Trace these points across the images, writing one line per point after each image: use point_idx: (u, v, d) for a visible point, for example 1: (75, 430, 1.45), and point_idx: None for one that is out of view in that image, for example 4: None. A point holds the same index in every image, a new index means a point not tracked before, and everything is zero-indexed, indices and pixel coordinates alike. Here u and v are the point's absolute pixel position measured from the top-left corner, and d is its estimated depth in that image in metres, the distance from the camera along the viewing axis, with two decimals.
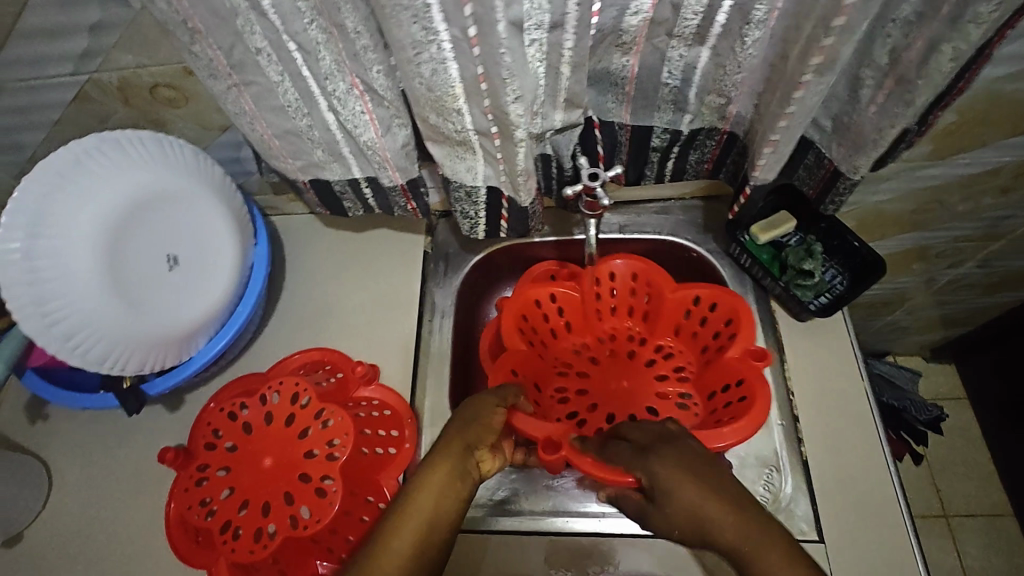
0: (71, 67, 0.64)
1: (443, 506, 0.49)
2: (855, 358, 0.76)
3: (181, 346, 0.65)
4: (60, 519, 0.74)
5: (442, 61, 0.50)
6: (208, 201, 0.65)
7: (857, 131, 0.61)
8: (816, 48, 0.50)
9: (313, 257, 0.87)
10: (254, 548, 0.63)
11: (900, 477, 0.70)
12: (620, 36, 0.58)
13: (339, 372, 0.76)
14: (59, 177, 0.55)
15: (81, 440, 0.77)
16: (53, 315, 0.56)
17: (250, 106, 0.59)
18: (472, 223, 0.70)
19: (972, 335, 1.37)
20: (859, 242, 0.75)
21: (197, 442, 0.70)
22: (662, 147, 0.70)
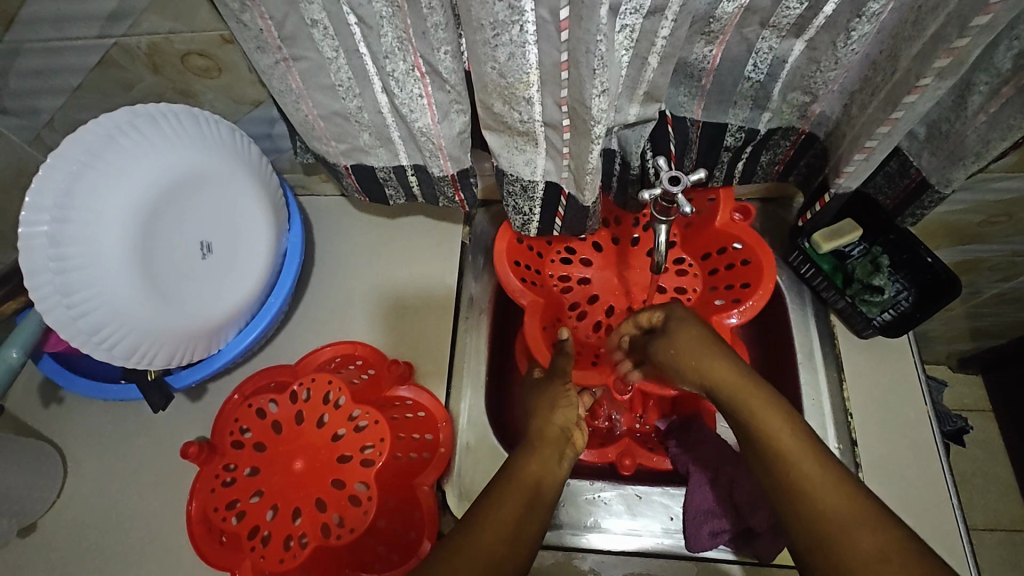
0: (96, 29, 0.58)
1: (538, 491, 0.55)
2: (919, 381, 0.72)
3: (211, 339, 0.61)
4: (73, 509, 0.70)
5: (522, 44, 0.45)
6: (243, 184, 0.61)
7: (957, 142, 0.56)
8: (945, 50, 0.46)
9: (342, 241, 0.81)
10: (283, 558, 0.60)
11: (963, 510, 0.67)
12: (709, 24, 0.52)
13: (372, 369, 0.71)
14: (87, 154, 0.50)
15: (97, 426, 0.73)
16: (78, 307, 0.51)
17: (297, 84, 0.53)
18: (523, 220, 0.65)
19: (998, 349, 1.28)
20: (933, 258, 0.67)
21: (223, 438, 0.66)
22: (735, 146, 0.65)
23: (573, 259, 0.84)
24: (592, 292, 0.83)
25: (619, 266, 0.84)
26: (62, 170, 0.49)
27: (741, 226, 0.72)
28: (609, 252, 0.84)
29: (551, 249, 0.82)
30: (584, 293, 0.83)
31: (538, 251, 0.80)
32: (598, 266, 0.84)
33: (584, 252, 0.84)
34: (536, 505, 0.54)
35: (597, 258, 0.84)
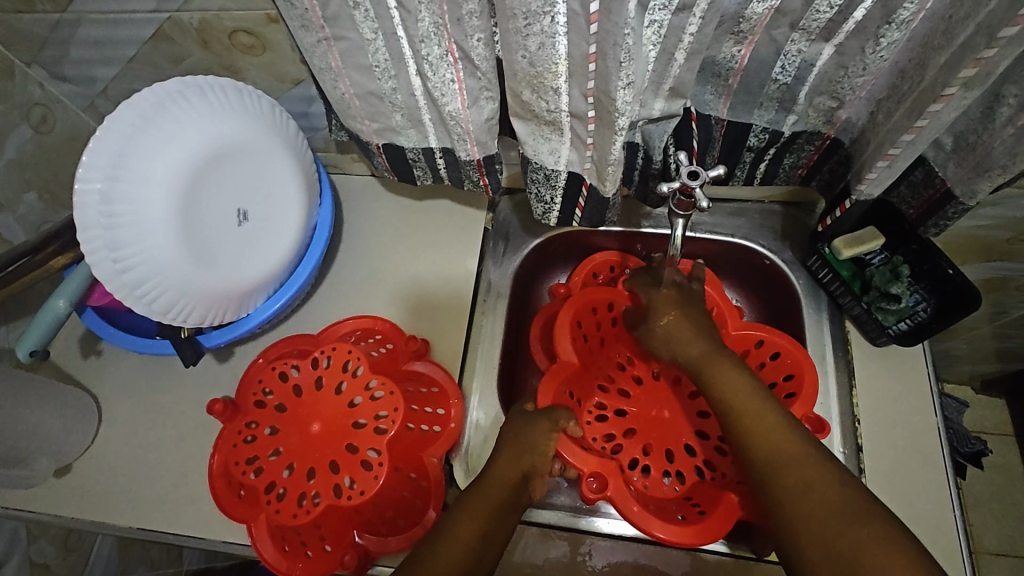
0: (152, 4, 0.61)
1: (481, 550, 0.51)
2: (932, 392, 0.72)
3: (241, 303, 0.64)
4: (104, 454, 0.74)
5: (553, 35, 0.46)
6: (279, 156, 0.64)
7: (983, 153, 0.56)
8: (972, 59, 0.46)
9: (368, 220, 0.84)
10: (295, 512, 0.63)
11: (966, 522, 0.66)
12: (738, 23, 0.53)
13: (390, 343, 0.73)
14: (139, 119, 0.54)
15: (130, 379, 0.78)
16: (124, 262, 0.55)
17: (337, 63, 0.56)
18: (545, 209, 0.67)
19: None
20: (954, 270, 0.65)
21: (247, 398, 0.70)
22: (758, 147, 0.65)
23: (624, 369, 0.78)
24: (622, 410, 0.76)
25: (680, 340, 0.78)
26: (116, 132, 0.53)
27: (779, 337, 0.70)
28: (654, 387, 0.77)
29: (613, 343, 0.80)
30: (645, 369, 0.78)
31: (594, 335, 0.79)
32: (640, 392, 0.77)
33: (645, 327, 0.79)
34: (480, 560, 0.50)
35: (645, 382, 0.77)
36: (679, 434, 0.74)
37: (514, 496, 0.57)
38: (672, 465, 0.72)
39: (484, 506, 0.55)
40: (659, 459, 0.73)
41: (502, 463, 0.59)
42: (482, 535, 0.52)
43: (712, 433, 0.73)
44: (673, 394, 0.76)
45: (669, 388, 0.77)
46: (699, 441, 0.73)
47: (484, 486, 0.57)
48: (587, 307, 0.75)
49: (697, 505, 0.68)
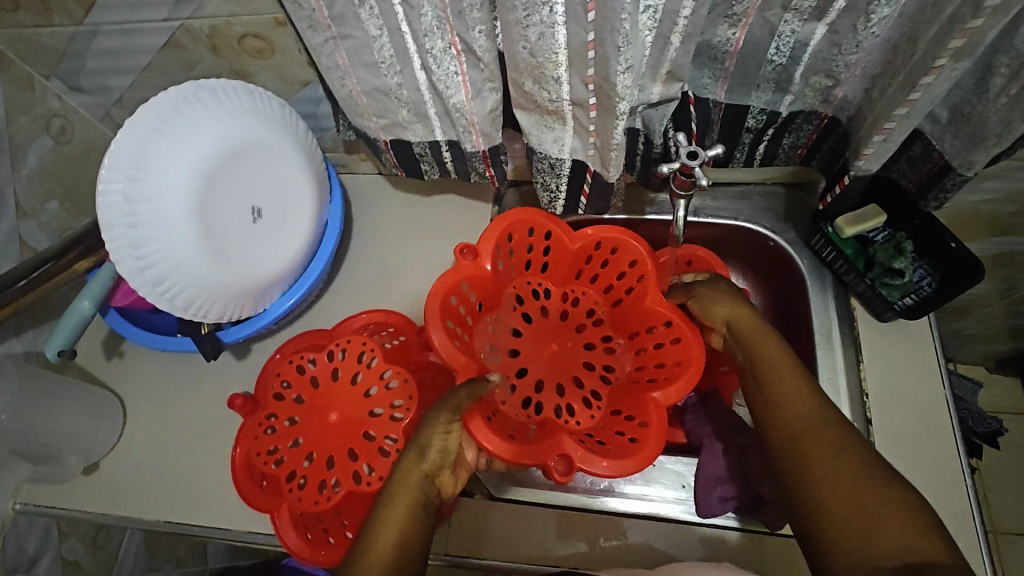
0: (165, 13, 0.64)
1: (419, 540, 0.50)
2: (939, 365, 0.73)
3: (256, 299, 0.66)
4: (130, 451, 0.77)
5: (551, 24, 0.48)
6: (291, 155, 0.66)
7: (979, 124, 0.57)
8: (960, 30, 0.47)
9: (378, 217, 0.86)
10: (317, 499, 0.66)
11: (977, 493, 0.67)
12: (731, 6, 0.54)
13: (402, 336, 0.75)
14: (157, 121, 0.56)
15: (153, 378, 0.80)
16: (147, 259, 0.57)
17: (344, 61, 0.58)
18: (551, 197, 0.69)
19: None
20: (956, 243, 0.67)
21: (266, 392, 0.72)
22: (756, 128, 0.67)
23: (500, 329, 0.74)
24: (520, 365, 0.73)
25: (563, 271, 0.76)
26: (136, 135, 0.55)
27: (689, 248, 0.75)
28: (540, 326, 0.76)
29: (486, 305, 0.73)
30: (515, 317, 0.75)
31: (462, 316, 0.70)
32: (522, 336, 0.75)
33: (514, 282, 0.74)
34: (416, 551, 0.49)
35: (523, 327, 0.76)
36: (575, 363, 0.76)
37: (430, 489, 0.53)
38: (586, 389, 0.74)
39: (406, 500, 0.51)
40: (572, 389, 0.73)
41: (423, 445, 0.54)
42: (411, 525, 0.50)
43: (596, 337, 0.77)
44: (552, 329, 0.76)
45: (545, 320, 0.77)
46: (591, 354, 0.76)
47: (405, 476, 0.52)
48: (459, 284, 0.67)
49: (623, 414, 0.70)
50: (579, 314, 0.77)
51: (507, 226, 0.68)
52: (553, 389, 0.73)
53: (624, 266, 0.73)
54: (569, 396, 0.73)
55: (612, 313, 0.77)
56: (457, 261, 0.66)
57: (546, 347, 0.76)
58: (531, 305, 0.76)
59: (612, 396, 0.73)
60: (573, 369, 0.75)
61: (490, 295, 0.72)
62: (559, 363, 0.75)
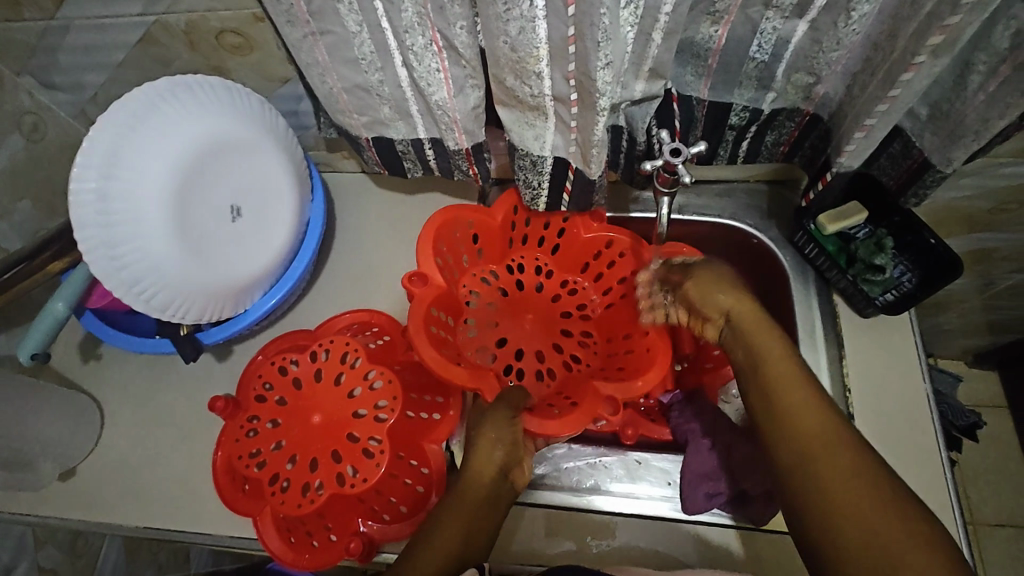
0: (139, 7, 0.62)
1: (473, 531, 0.58)
2: (919, 360, 0.73)
3: (237, 299, 0.66)
4: (108, 456, 0.75)
5: (532, 19, 0.48)
6: (270, 154, 0.65)
7: (957, 121, 0.57)
8: (938, 27, 0.48)
9: (361, 216, 0.85)
10: (301, 502, 0.65)
11: (958, 486, 0.68)
12: (713, 3, 0.54)
13: (386, 336, 0.74)
14: (132, 117, 0.55)
15: (131, 382, 0.78)
16: (122, 259, 0.56)
17: (323, 57, 0.57)
18: (533, 194, 0.68)
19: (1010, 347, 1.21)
20: (935, 239, 0.67)
21: (248, 394, 0.70)
22: (739, 125, 0.67)
23: (473, 326, 0.81)
24: (503, 335, 0.82)
25: (501, 248, 0.81)
26: (110, 132, 0.54)
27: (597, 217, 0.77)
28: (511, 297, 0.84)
29: (456, 315, 0.79)
30: (483, 306, 0.82)
31: (445, 332, 0.75)
32: (496, 311, 0.83)
33: (463, 281, 0.80)
34: (473, 543, 0.58)
35: (494, 312, 0.83)
36: (554, 323, 0.83)
37: (494, 488, 0.61)
38: (576, 335, 0.83)
39: (466, 505, 0.59)
40: (567, 343, 0.83)
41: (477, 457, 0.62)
42: (466, 534, 0.57)
43: (555, 290, 0.84)
44: (515, 302, 0.84)
45: (506, 298, 0.84)
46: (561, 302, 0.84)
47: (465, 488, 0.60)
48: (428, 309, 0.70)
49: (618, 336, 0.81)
50: (530, 277, 0.84)
51: (436, 229, 0.71)
52: (544, 351, 0.82)
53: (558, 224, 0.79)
54: (566, 352, 0.82)
55: (556, 265, 0.84)
56: (410, 289, 0.68)
57: (518, 313, 0.83)
58: (489, 293, 0.83)
59: (598, 326, 0.84)
60: (554, 326, 0.83)
61: (454, 304, 0.77)
62: (536, 319, 0.83)
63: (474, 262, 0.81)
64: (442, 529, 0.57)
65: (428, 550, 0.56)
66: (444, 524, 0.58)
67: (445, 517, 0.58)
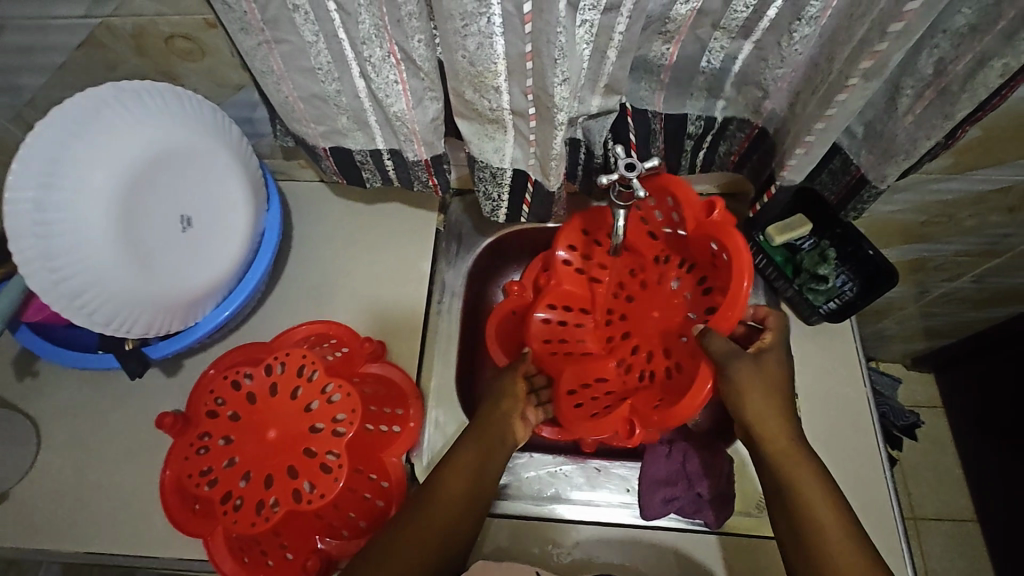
0: (82, 9, 0.60)
1: (463, 512, 0.59)
2: (860, 364, 0.77)
3: (188, 311, 0.63)
4: (45, 479, 0.71)
5: (490, 35, 0.49)
6: (223, 161, 0.63)
7: (889, 140, 0.61)
8: (869, 53, 0.51)
9: (319, 226, 0.83)
10: (254, 520, 0.63)
11: (896, 483, 0.72)
12: (664, 24, 0.56)
13: (345, 347, 0.73)
14: (75, 125, 0.53)
15: (71, 399, 0.74)
16: (61, 272, 0.54)
17: (278, 66, 0.56)
18: (493, 205, 0.69)
19: (943, 351, 1.29)
20: (873, 251, 0.71)
21: (198, 410, 0.68)
22: (696, 134, 0.69)
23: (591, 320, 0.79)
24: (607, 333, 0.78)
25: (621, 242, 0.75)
26: (51, 139, 0.52)
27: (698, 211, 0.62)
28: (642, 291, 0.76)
29: (573, 306, 0.78)
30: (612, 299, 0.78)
31: (559, 333, 0.78)
32: (642, 307, 0.75)
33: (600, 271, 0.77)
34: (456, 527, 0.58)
35: (614, 307, 0.78)
36: (649, 328, 0.74)
37: (492, 449, 0.64)
38: (671, 356, 0.71)
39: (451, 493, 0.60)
40: (658, 356, 0.73)
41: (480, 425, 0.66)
42: (453, 518, 0.58)
43: (685, 285, 0.72)
44: (652, 294, 0.75)
45: (633, 289, 0.76)
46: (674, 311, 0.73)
47: (459, 463, 0.62)
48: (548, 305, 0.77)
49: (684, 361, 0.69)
50: (656, 267, 0.74)
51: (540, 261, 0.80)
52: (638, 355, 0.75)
53: (639, 214, 0.72)
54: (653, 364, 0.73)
55: (675, 241, 0.71)
56: (506, 306, 0.81)
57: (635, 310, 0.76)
58: (609, 284, 0.77)
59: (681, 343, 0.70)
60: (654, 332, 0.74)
61: (563, 296, 0.77)
62: (660, 324, 0.73)
63: (597, 257, 0.77)
64: (426, 522, 0.57)
65: (406, 535, 0.57)
66: (427, 510, 0.58)
67: (430, 506, 0.59)
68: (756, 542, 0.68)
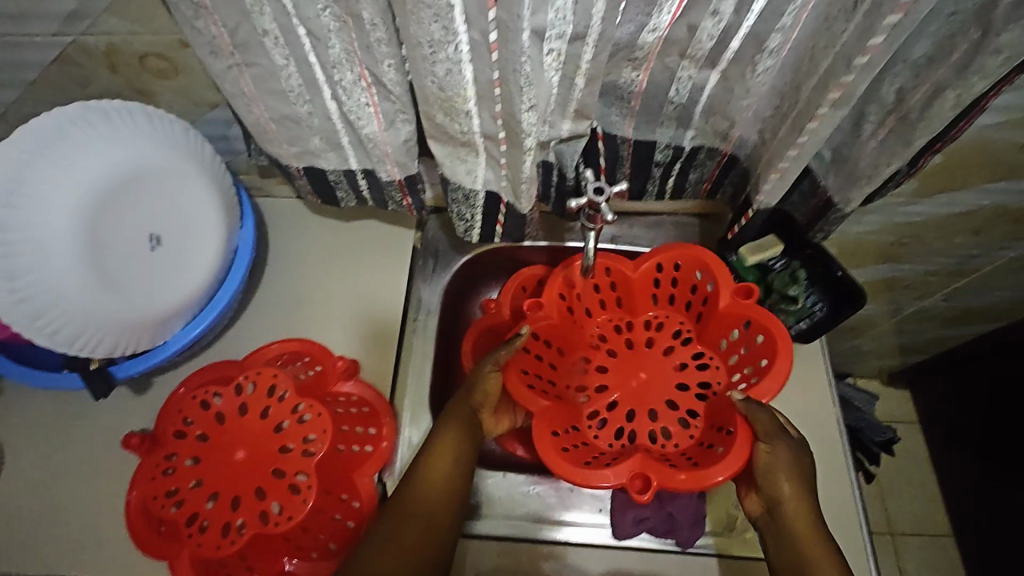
0: (54, 27, 0.60)
1: (438, 517, 0.57)
2: (828, 383, 0.78)
3: (156, 329, 0.62)
4: (9, 501, 0.70)
5: (458, 61, 0.49)
6: (196, 180, 0.63)
7: (854, 164, 0.63)
8: (834, 84, 0.52)
9: (295, 243, 0.83)
10: (220, 543, 0.62)
11: (864, 503, 0.72)
12: (633, 51, 0.58)
13: (319, 365, 0.72)
14: (39, 147, 0.54)
15: (38, 418, 0.73)
16: (22, 292, 0.54)
17: (249, 88, 0.57)
18: (467, 226, 0.69)
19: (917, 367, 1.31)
20: (842, 273, 0.72)
21: (166, 430, 0.67)
22: (664, 162, 0.71)
23: (590, 367, 0.77)
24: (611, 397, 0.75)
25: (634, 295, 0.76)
26: (13, 158, 0.52)
27: (743, 305, 0.70)
28: (625, 357, 0.77)
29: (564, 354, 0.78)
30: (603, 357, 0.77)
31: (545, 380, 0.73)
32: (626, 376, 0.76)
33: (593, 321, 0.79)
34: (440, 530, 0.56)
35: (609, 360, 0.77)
36: (662, 391, 0.75)
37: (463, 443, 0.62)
38: (679, 409, 0.74)
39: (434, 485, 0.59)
40: (665, 413, 0.74)
41: (459, 401, 0.64)
42: (429, 527, 0.56)
43: (687, 360, 0.76)
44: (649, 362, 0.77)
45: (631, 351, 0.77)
46: (681, 373, 0.76)
47: (436, 456, 0.60)
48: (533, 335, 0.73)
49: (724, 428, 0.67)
50: (647, 336, 0.78)
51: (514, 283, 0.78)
52: (647, 414, 0.74)
53: (629, 282, 0.75)
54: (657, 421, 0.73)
55: (698, 335, 0.77)
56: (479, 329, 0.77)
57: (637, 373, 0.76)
58: (613, 340, 0.78)
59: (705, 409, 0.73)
60: (659, 399, 0.74)
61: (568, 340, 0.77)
62: (666, 391, 0.75)
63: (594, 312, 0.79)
64: (405, 533, 0.55)
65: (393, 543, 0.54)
66: (406, 517, 0.56)
67: (411, 510, 0.56)
68: (727, 563, 0.68)
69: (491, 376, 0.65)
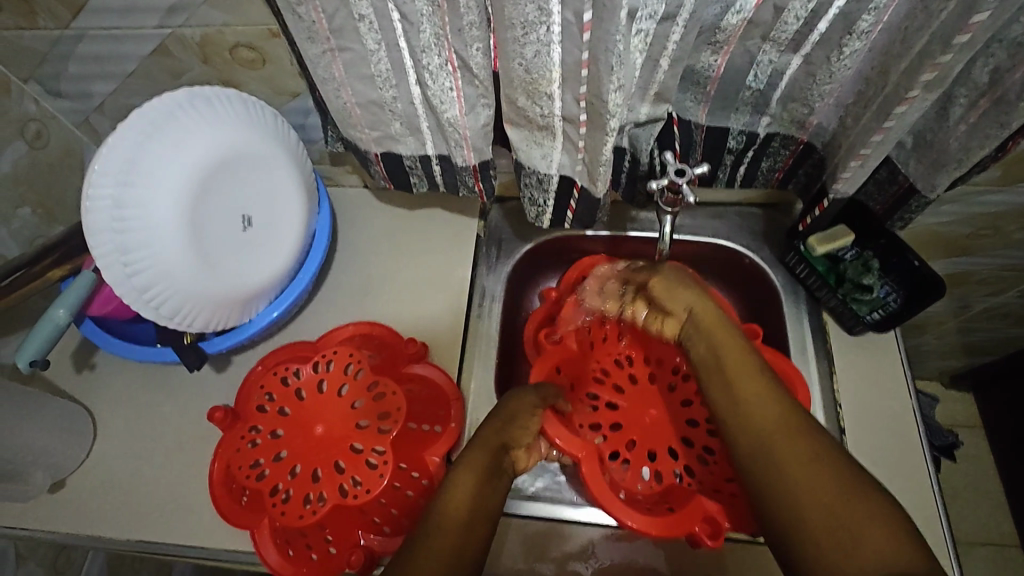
0: (156, 20, 0.63)
1: (473, 515, 0.52)
2: (906, 377, 0.76)
3: (244, 306, 0.66)
4: (100, 469, 0.74)
5: (548, 43, 0.50)
6: (284, 167, 0.67)
7: (940, 150, 0.61)
8: (930, 65, 0.51)
9: (363, 230, 0.86)
10: (301, 513, 0.64)
11: (945, 501, 0.70)
12: (715, 33, 0.57)
13: (389, 347, 0.74)
14: (151, 127, 0.56)
15: (127, 392, 0.78)
16: (134, 266, 0.57)
17: (341, 73, 0.58)
18: (538, 211, 0.70)
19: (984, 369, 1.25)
20: (919, 261, 0.70)
21: (248, 404, 0.70)
22: (737, 149, 0.70)
23: (599, 403, 0.79)
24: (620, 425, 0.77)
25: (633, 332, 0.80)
26: (130, 139, 0.55)
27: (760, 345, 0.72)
28: (632, 393, 0.80)
29: (578, 386, 0.80)
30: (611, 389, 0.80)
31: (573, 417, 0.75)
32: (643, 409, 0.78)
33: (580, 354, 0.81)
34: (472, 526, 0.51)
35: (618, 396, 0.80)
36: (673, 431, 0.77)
37: (496, 456, 0.60)
38: (694, 446, 0.76)
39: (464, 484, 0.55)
40: (682, 450, 0.76)
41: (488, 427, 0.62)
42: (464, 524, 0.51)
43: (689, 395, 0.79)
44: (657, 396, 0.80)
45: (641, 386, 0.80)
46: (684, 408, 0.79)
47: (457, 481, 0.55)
48: (555, 369, 0.77)
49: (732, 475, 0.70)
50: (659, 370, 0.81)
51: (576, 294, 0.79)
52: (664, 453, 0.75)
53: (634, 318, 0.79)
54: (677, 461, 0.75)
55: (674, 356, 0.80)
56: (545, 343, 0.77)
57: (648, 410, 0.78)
58: (616, 375, 0.81)
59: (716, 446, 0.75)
60: (668, 439, 0.76)
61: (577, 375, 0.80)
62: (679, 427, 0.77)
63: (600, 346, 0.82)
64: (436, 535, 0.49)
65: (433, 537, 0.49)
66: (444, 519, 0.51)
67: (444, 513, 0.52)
68: None
69: (530, 416, 0.66)
